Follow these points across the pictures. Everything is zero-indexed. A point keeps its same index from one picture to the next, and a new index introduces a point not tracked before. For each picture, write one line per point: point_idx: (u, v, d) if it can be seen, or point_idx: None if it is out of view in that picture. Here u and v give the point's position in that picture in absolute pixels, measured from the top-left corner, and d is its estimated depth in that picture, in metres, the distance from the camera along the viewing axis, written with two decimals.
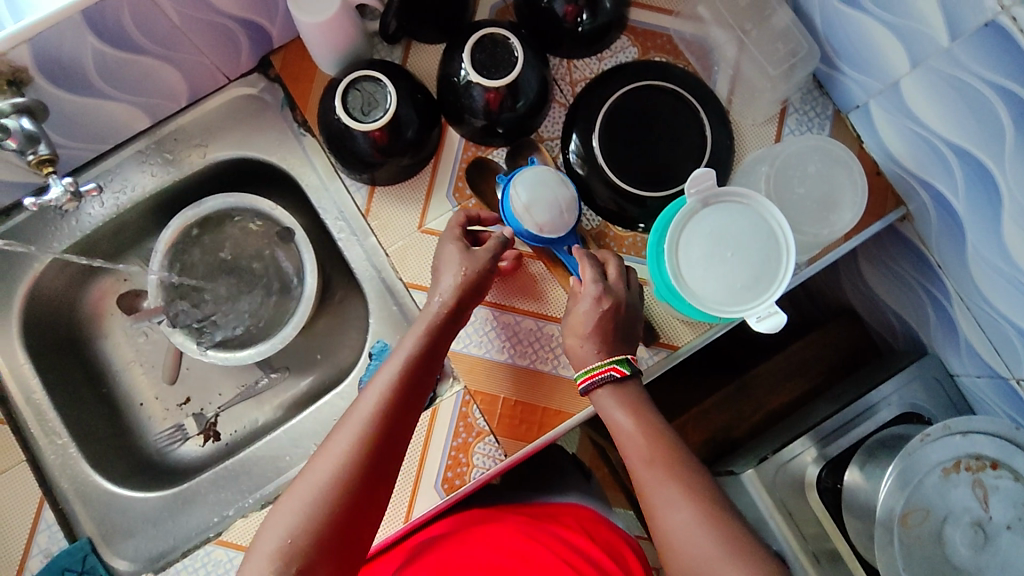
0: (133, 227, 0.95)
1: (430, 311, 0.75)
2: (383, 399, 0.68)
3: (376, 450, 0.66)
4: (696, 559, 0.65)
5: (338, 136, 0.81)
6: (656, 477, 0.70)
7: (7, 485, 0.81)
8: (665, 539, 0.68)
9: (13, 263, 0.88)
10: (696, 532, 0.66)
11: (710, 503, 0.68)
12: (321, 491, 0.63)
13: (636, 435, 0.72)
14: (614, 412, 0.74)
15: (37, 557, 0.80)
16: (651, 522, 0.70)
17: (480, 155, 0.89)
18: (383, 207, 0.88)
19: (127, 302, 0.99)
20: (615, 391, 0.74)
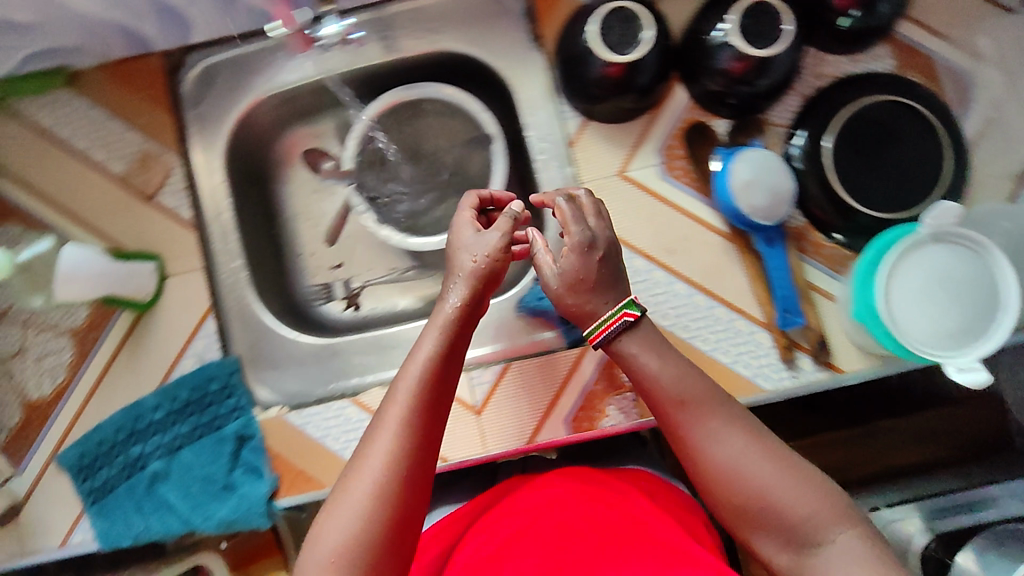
0: (343, 88, 0.98)
1: (447, 309, 0.68)
2: (413, 410, 0.62)
3: (414, 464, 0.60)
4: (756, 487, 0.61)
5: (578, 59, 0.82)
6: (703, 415, 0.65)
7: (183, 286, 0.87)
8: (717, 472, 0.63)
9: (237, 88, 0.92)
10: (756, 460, 0.62)
11: (759, 432, 0.65)
12: (364, 515, 0.57)
13: (666, 373, 0.67)
14: (636, 349, 0.69)
15: (191, 358, 0.87)
16: (695, 461, 0.65)
17: (700, 120, 0.85)
18: (591, 141, 0.87)
19: (312, 158, 1.01)
20: (636, 334, 0.69)
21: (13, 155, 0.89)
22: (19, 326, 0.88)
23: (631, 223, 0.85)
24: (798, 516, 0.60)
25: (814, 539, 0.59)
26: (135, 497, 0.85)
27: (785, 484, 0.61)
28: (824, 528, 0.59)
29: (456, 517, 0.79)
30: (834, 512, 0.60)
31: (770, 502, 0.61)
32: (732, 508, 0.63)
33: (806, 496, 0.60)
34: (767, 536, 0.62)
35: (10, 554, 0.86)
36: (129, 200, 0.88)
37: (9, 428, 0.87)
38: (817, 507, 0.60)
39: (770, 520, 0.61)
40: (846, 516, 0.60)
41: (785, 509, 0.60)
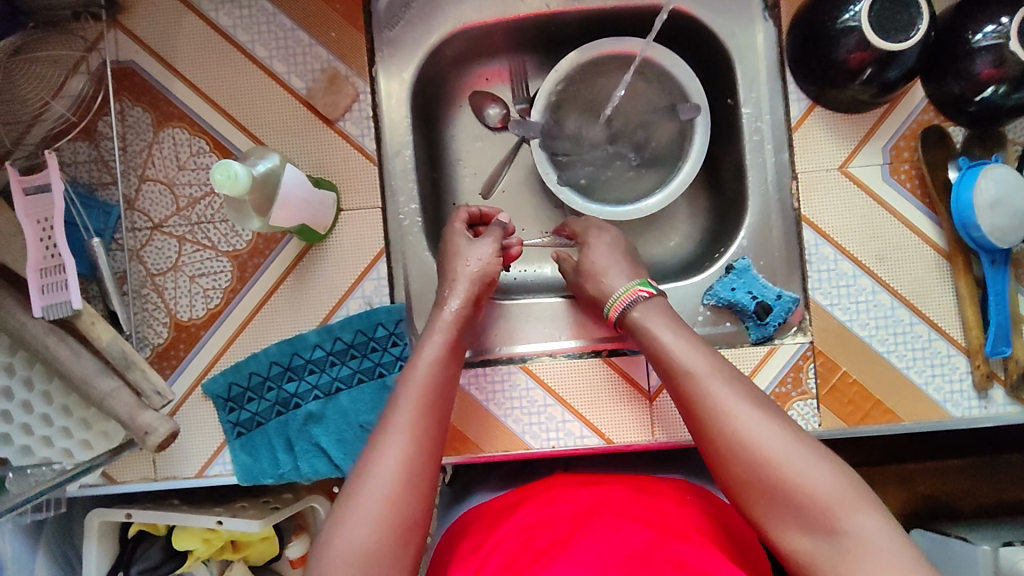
0: (537, 31, 0.90)
1: (447, 321, 0.74)
2: (417, 413, 0.65)
3: (421, 465, 0.62)
4: (769, 459, 0.59)
5: (828, 36, 0.74)
6: (718, 392, 0.64)
7: (357, 223, 0.81)
8: (735, 447, 0.61)
9: (433, 14, 0.85)
10: (768, 432, 0.61)
11: (771, 410, 0.64)
12: (377, 517, 0.58)
13: (685, 350, 0.68)
14: (656, 328, 0.71)
15: (357, 301, 0.82)
16: (709, 439, 0.63)
17: (935, 124, 0.80)
18: (815, 128, 0.81)
19: (479, 100, 0.94)
20: (647, 307, 0.74)
21: (187, 51, 0.81)
22: (174, 240, 0.81)
23: (846, 222, 0.80)
24: (816, 492, 0.57)
25: (833, 522, 0.56)
26: (285, 433, 0.81)
27: (801, 458, 0.59)
28: (845, 509, 0.56)
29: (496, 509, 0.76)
30: (851, 493, 0.57)
31: (788, 478, 0.58)
32: (747, 486, 0.60)
33: (822, 472, 0.58)
34: (789, 520, 0.58)
35: (142, 475, 0.82)
36: (310, 121, 0.81)
37: (155, 345, 0.82)
38: (837, 486, 0.57)
39: (786, 499, 0.58)
40: (869, 500, 0.57)
41: (802, 484, 0.58)
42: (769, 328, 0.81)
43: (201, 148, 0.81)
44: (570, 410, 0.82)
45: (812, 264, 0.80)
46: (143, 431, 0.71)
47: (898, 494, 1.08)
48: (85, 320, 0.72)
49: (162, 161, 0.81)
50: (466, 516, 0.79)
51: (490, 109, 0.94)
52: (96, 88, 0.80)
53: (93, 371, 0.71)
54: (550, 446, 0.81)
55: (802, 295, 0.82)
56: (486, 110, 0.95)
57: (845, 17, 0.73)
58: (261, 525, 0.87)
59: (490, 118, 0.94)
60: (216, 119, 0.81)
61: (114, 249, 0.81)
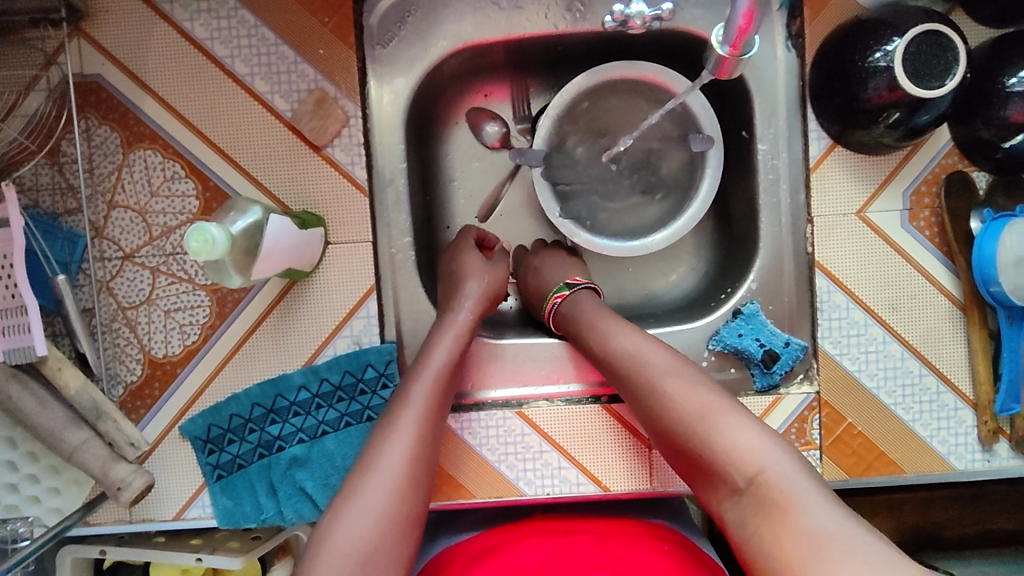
0: (542, 49, 0.84)
1: (458, 321, 0.73)
2: (423, 410, 0.65)
3: (421, 463, 0.64)
4: (695, 425, 0.61)
5: (858, 74, 0.70)
6: (647, 364, 0.66)
7: (345, 257, 0.76)
8: (663, 411, 0.63)
9: (431, 30, 0.78)
10: (691, 394, 0.62)
11: (694, 372, 0.65)
12: (385, 504, 0.60)
13: (613, 325, 0.71)
14: (590, 308, 0.75)
15: (345, 340, 0.77)
16: (644, 408, 0.66)
17: (959, 169, 0.77)
18: (833, 170, 0.77)
19: (475, 117, 0.88)
20: (575, 299, 0.77)
21: (161, 66, 0.75)
22: (147, 271, 0.76)
23: (860, 270, 0.77)
24: (745, 456, 0.57)
25: (745, 472, 0.57)
26: (267, 477, 0.77)
27: (726, 424, 0.59)
28: (758, 460, 0.57)
29: (481, 549, 0.73)
30: (767, 446, 0.58)
31: (708, 437, 0.59)
32: (677, 447, 0.63)
33: (739, 428, 0.59)
34: (720, 485, 0.59)
35: (117, 518, 0.78)
36: (296, 146, 0.75)
37: (127, 383, 0.77)
38: (753, 440, 0.58)
39: (707, 455, 0.59)
40: (785, 453, 0.57)
41: (719, 440, 0.59)
42: (775, 377, 0.78)
43: (176, 173, 0.75)
44: (566, 457, 0.79)
45: (823, 311, 0.77)
46: (116, 487, 0.68)
47: (887, 523, 1.05)
48: (51, 365, 0.68)
49: (133, 186, 0.75)
50: (438, 555, 0.75)
51: (488, 127, 0.88)
52: (57, 107, 0.73)
53: (62, 423, 0.66)
54: (543, 493, 0.78)
55: (810, 343, 0.79)
56: (483, 128, 0.88)
57: (876, 55, 0.68)
58: (243, 562, 0.83)
59: (486, 137, 0.89)
60: (191, 141, 0.75)
61: (81, 281, 0.75)
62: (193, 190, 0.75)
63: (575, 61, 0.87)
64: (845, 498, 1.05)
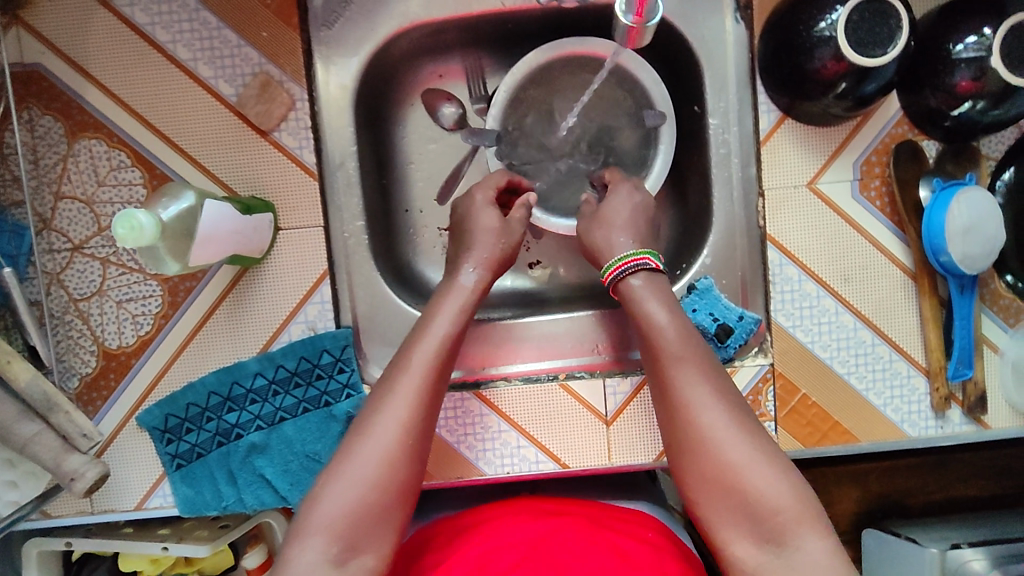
0: (493, 27, 0.83)
1: (466, 289, 0.70)
2: (421, 380, 0.63)
3: (415, 432, 0.61)
4: (728, 453, 0.59)
5: (803, 45, 0.69)
6: (689, 372, 0.63)
7: (298, 243, 0.76)
8: (699, 440, 0.60)
9: (379, 10, 0.78)
10: (734, 436, 0.59)
11: (745, 415, 0.61)
12: (372, 474, 0.58)
13: (669, 329, 0.65)
14: (649, 305, 0.67)
15: (300, 326, 0.77)
16: (677, 423, 0.62)
17: (909, 138, 0.77)
18: (784, 142, 0.77)
19: (431, 98, 0.88)
20: (648, 282, 0.69)
21: (102, 52, 0.74)
22: (97, 262, 0.75)
23: (811, 241, 0.77)
24: (770, 501, 0.57)
25: (779, 532, 0.56)
26: (226, 465, 0.77)
27: (759, 464, 0.58)
28: (795, 525, 0.56)
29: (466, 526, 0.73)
30: (806, 511, 0.57)
31: (747, 486, 0.58)
32: (701, 478, 0.60)
33: (781, 488, 0.57)
34: (728, 512, 0.58)
35: (78, 510, 0.78)
36: (242, 131, 0.75)
37: (82, 375, 0.76)
38: (794, 501, 0.57)
39: (736, 499, 0.58)
40: (820, 521, 0.57)
41: (757, 493, 0.57)
42: (729, 350, 0.78)
43: (122, 161, 0.74)
44: (525, 436, 0.79)
45: (775, 285, 0.78)
46: (69, 477, 0.70)
47: (853, 494, 1.06)
48: (0, 359, 0.66)
49: (79, 177, 0.74)
50: (427, 528, 0.77)
51: (443, 108, 0.88)
52: None
53: (13, 415, 0.66)
54: (503, 472, 0.79)
55: (764, 316, 0.79)
56: (439, 109, 0.88)
57: (820, 25, 0.68)
58: (209, 550, 0.83)
59: (442, 118, 0.88)
60: (136, 129, 0.74)
61: (30, 275, 0.74)
62: (139, 179, 0.75)
63: (528, 39, 0.86)
64: (812, 470, 1.06)
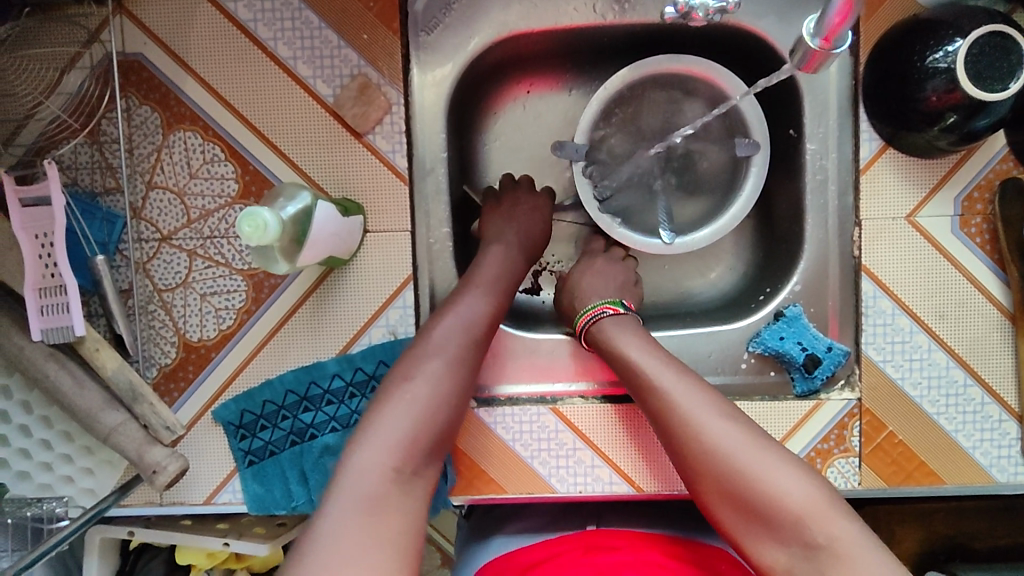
0: (587, 40, 0.83)
1: (489, 282, 0.72)
2: (448, 356, 0.64)
3: (441, 412, 0.61)
4: (740, 464, 0.59)
5: (917, 75, 0.68)
6: (686, 392, 0.63)
7: (385, 247, 0.75)
8: (705, 456, 0.60)
9: (479, 18, 0.78)
10: (731, 437, 0.60)
11: (745, 423, 0.62)
12: (397, 441, 0.58)
13: (657, 359, 0.67)
14: (624, 338, 0.70)
15: (380, 329, 0.76)
16: (687, 445, 0.62)
17: (1014, 175, 0.74)
18: (886, 172, 0.75)
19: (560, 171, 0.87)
20: (617, 322, 0.73)
21: (204, 46, 0.74)
22: (184, 254, 0.75)
23: (907, 276, 0.75)
24: (792, 503, 0.56)
25: (804, 529, 0.55)
26: (299, 464, 0.76)
27: (775, 469, 0.58)
28: (818, 521, 0.55)
29: (530, 560, 0.72)
30: (827, 506, 0.56)
31: (763, 489, 0.57)
32: (720, 494, 0.60)
33: (795, 483, 0.57)
34: (765, 528, 0.57)
35: (146, 500, 0.77)
36: (338, 133, 0.75)
37: (161, 366, 0.76)
38: (811, 496, 0.56)
39: (765, 510, 0.57)
40: (839, 510, 0.56)
41: (774, 496, 0.57)
42: (816, 382, 0.77)
43: (216, 155, 0.75)
44: (600, 455, 0.77)
45: (867, 317, 0.75)
46: (151, 470, 0.67)
47: (916, 533, 1.04)
48: (88, 346, 0.67)
49: (172, 168, 0.75)
50: (495, 561, 0.75)
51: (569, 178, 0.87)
52: (100, 85, 0.73)
53: (98, 404, 0.66)
54: (575, 493, 0.77)
55: (853, 348, 0.77)
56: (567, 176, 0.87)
57: (935, 56, 0.66)
58: (269, 548, 0.83)
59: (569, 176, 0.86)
60: (233, 124, 0.75)
61: (119, 262, 0.75)
62: (231, 173, 0.75)
63: (620, 53, 0.86)
64: (874, 505, 1.05)
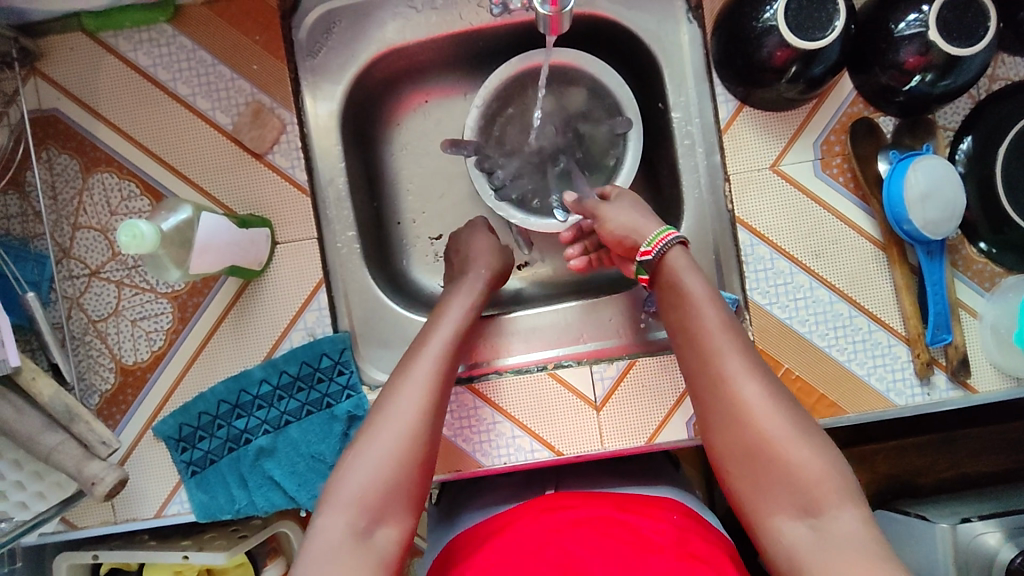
0: (468, 46, 0.90)
1: (474, 289, 0.78)
2: (438, 365, 0.68)
3: (433, 420, 0.65)
4: (768, 431, 0.59)
5: (751, 36, 0.74)
6: (717, 336, 0.64)
7: (296, 256, 0.82)
8: (734, 408, 0.61)
9: (361, 37, 0.85)
10: (763, 399, 0.60)
11: (780, 389, 0.62)
12: (389, 458, 0.61)
13: (708, 303, 0.65)
14: (690, 279, 0.67)
15: (300, 333, 0.82)
16: (717, 394, 0.62)
17: (865, 116, 0.80)
18: (746, 129, 0.81)
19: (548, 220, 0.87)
20: (682, 257, 0.69)
21: (111, 94, 0.82)
22: (113, 285, 0.82)
23: (780, 221, 0.80)
24: (809, 476, 0.57)
25: (817, 499, 0.56)
26: (237, 470, 0.81)
27: (799, 440, 0.58)
28: (833, 499, 0.56)
29: (496, 525, 0.73)
30: (841, 481, 0.57)
31: (782, 455, 0.58)
32: (739, 451, 0.60)
33: (814, 453, 0.58)
34: (781, 503, 0.58)
35: (102, 519, 0.82)
36: (239, 156, 0.81)
37: (102, 392, 0.82)
38: (829, 471, 0.57)
39: (782, 479, 0.58)
40: (855, 493, 0.57)
41: (795, 467, 0.58)
42: None
43: (132, 192, 0.81)
44: (519, 426, 0.82)
45: (748, 264, 0.81)
46: (90, 482, 0.73)
47: (861, 477, 1.08)
48: (25, 376, 0.72)
49: (94, 208, 0.82)
50: (455, 541, 0.76)
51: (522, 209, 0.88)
52: (18, 141, 0.80)
53: (38, 426, 0.71)
54: (500, 464, 0.82)
55: (742, 295, 0.82)
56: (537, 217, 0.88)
57: (762, 16, 0.73)
58: (226, 557, 0.85)
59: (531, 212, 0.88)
60: (144, 161, 0.82)
61: (52, 300, 0.81)
62: (147, 207, 0.82)
63: (501, 54, 0.93)
64: None
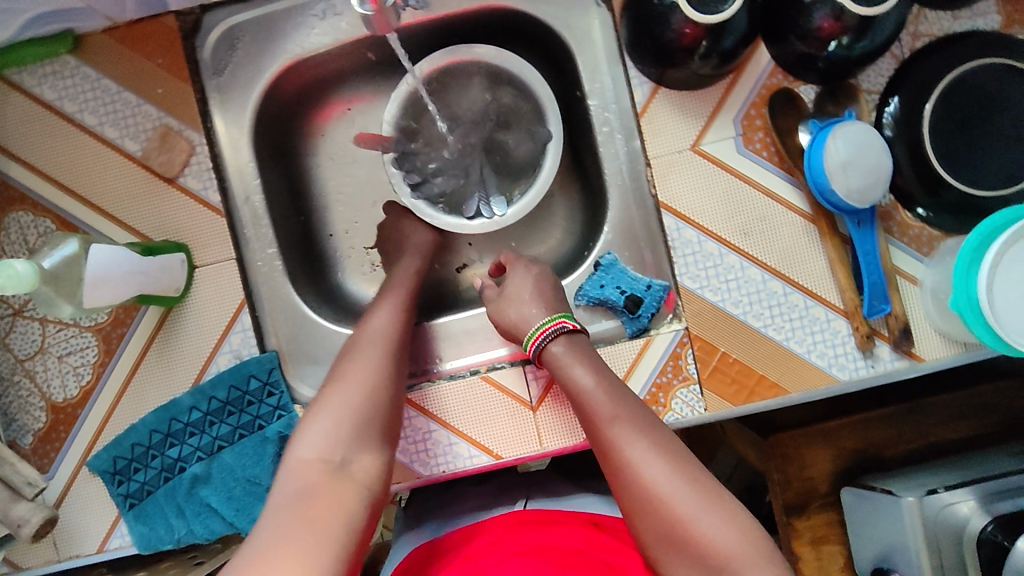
0: (380, 50, 0.88)
1: (409, 279, 0.82)
2: (386, 337, 0.72)
3: (390, 379, 0.68)
4: (676, 510, 0.55)
5: (654, 15, 0.71)
6: (607, 424, 0.62)
7: (216, 278, 0.80)
8: (638, 492, 0.58)
9: (266, 51, 0.83)
10: (665, 473, 0.57)
11: (678, 455, 0.59)
12: (355, 406, 0.63)
13: (596, 390, 0.65)
14: (573, 369, 0.67)
15: (227, 355, 0.81)
16: (620, 483, 0.59)
17: (785, 86, 0.77)
18: (662, 111, 0.79)
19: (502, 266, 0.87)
20: (568, 344, 0.70)
21: (19, 131, 0.81)
22: (37, 323, 0.81)
23: (704, 201, 0.78)
24: (722, 549, 0.53)
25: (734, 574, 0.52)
26: (174, 499, 0.80)
27: (707, 510, 0.55)
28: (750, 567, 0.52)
29: (455, 542, 0.71)
30: (753, 546, 0.54)
31: (692, 528, 0.54)
32: (652, 532, 0.57)
33: (723, 522, 0.54)
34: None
35: (45, 559, 0.81)
36: (150, 183, 0.80)
37: (35, 431, 0.81)
38: (739, 537, 0.54)
39: (694, 555, 0.54)
40: (770, 559, 0.53)
41: (707, 541, 0.54)
42: (643, 320, 0.80)
43: (48, 228, 0.80)
44: (456, 433, 0.81)
45: (676, 248, 0.78)
46: (16, 524, 0.74)
47: (825, 454, 1.06)
48: None
49: (11, 246, 0.80)
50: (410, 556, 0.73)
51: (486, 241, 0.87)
52: None
53: None
54: (439, 472, 0.80)
55: (673, 282, 0.81)
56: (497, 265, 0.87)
57: None
58: None
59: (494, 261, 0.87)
60: (55, 194, 0.81)
61: None
62: None
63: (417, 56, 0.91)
64: (778, 435, 1.06)
